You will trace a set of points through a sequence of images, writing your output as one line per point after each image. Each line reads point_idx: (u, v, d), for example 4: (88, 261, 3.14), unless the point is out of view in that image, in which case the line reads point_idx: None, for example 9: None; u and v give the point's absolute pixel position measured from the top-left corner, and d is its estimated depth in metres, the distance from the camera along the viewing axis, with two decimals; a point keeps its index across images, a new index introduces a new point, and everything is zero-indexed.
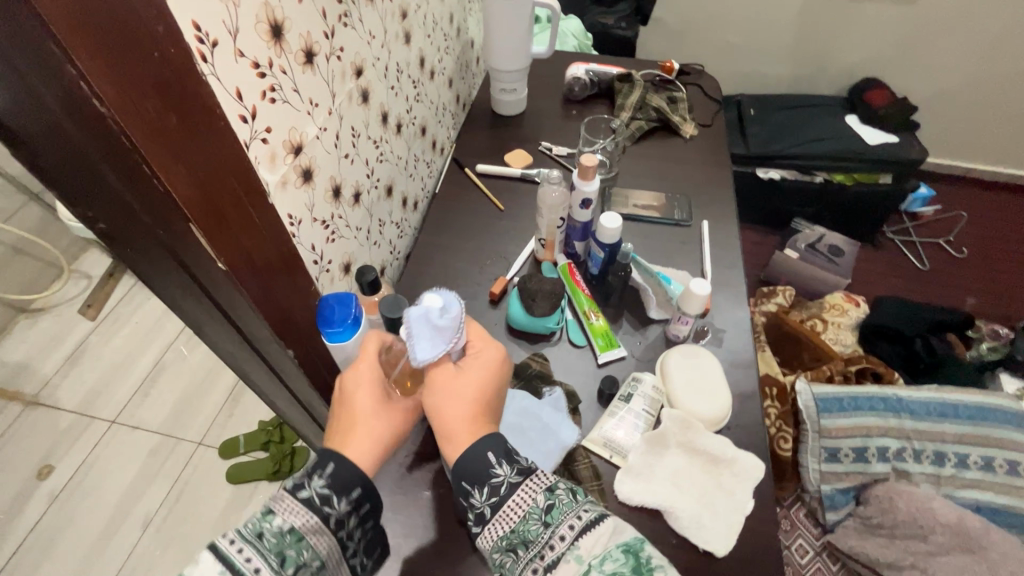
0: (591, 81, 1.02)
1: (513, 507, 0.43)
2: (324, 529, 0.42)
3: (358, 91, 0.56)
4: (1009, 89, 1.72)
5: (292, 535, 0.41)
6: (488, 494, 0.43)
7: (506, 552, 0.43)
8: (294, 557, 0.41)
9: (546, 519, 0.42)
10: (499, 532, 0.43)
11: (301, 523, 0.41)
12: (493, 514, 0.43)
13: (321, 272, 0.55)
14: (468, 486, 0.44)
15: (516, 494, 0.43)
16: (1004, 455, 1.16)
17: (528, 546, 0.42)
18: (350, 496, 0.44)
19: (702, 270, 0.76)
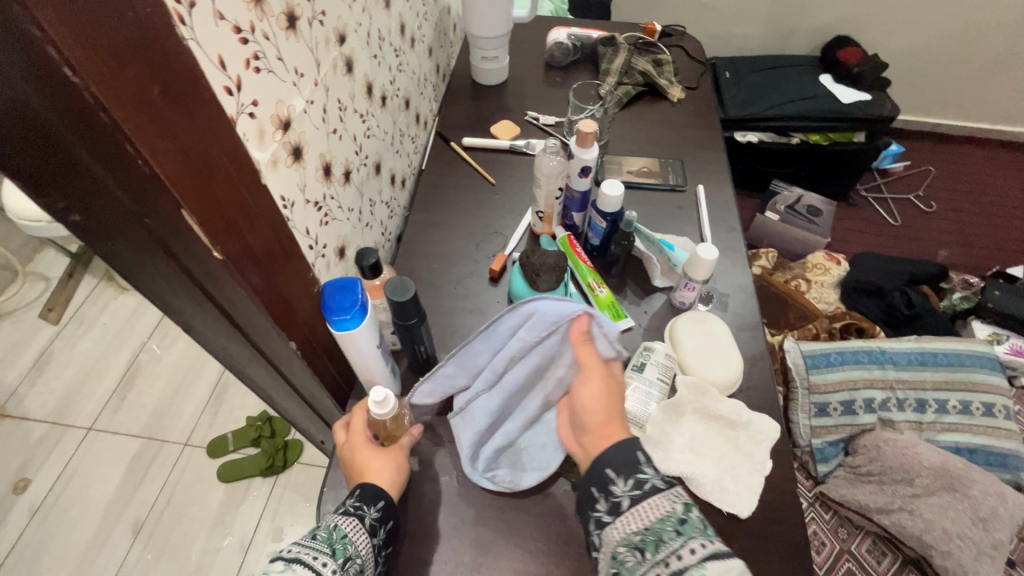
0: (574, 46, 0.98)
1: (651, 506, 0.43)
2: (363, 530, 0.46)
3: (342, 60, 0.52)
4: (973, 44, 1.75)
5: (337, 530, 0.45)
6: (631, 485, 0.45)
7: (631, 550, 0.42)
8: (342, 548, 0.44)
9: (681, 530, 0.41)
10: (630, 526, 0.43)
11: (345, 523, 0.46)
12: (630, 507, 0.44)
13: (317, 257, 0.52)
14: (611, 474, 0.46)
15: (658, 496, 0.44)
16: (980, 398, 1.22)
17: (657, 548, 0.41)
18: (377, 504, 0.48)
19: (701, 235, 0.75)
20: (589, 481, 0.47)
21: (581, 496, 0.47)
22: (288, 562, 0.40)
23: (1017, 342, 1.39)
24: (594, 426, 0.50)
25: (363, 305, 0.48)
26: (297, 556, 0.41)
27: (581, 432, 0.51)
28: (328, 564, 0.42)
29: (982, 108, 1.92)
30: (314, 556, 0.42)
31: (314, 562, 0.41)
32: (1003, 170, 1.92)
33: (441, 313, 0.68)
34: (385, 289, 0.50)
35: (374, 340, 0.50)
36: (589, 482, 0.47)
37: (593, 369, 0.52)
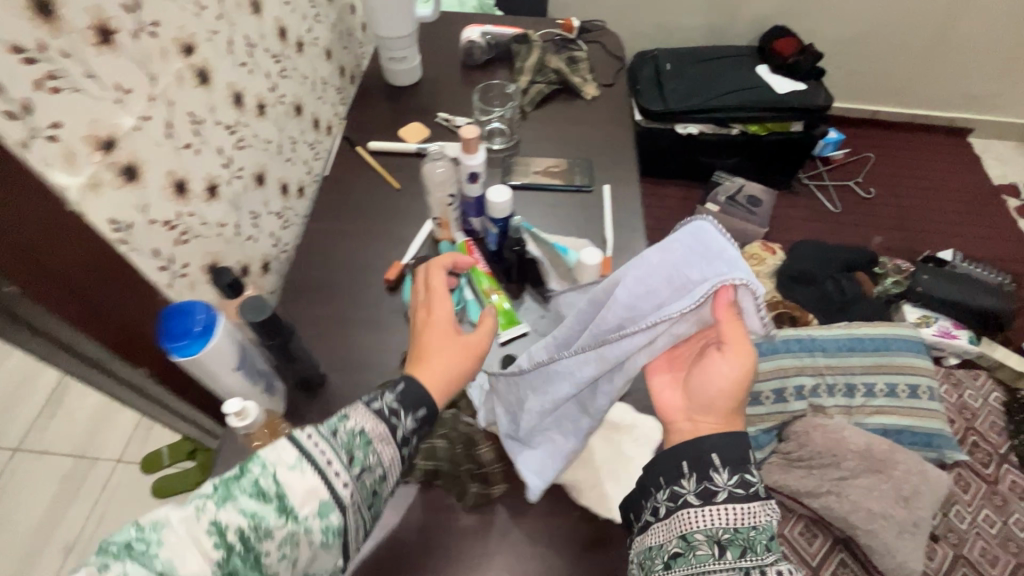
0: (488, 45, 0.97)
1: (746, 512, 0.44)
2: (390, 438, 0.45)
3: (191, 71, 0.49)
4: (907, 32, 1.78)
5: (361, 436, 0.43)
6: (735, 482, 0.45)
7: (715, 543, 0.44)
8: (362, 458, 0.43)
9: (771, 546, 0.43)
10: (722, 521, 0.44)
11: (371, 429, 0.44)
12: (727, 501, 0.45)
13: (174, 278, 0.50)
14: (718, 462, 0.46)
15: (756, 504, 0.45)
16: (907, 380, 1.25)
17: (746, 554, 0.43)
18: (417, 414, 0.47)
19: (603, 236, 0.75)
20: (684, 454, 0.47)
21: (668, 462, 0.48)
22: (300, 460, 0.39)
23: (944, 323, 1.45)
24: (718, 408, 0.48)
25: (205, 325, 0.44)
26: (312, 453, 0.40)
27: (697, 409, 0.49)
28: (341, 473, 0.41)
29: (920, 95, 1.96)
30: (329, 460, 0.41)
31: (326, 468, 0.40)
32: (940, 155, 1.97)
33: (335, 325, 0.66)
34: (240, 310, 0.48)
35: (231, 358, 0.47)
36: (687, 454, 0.47)
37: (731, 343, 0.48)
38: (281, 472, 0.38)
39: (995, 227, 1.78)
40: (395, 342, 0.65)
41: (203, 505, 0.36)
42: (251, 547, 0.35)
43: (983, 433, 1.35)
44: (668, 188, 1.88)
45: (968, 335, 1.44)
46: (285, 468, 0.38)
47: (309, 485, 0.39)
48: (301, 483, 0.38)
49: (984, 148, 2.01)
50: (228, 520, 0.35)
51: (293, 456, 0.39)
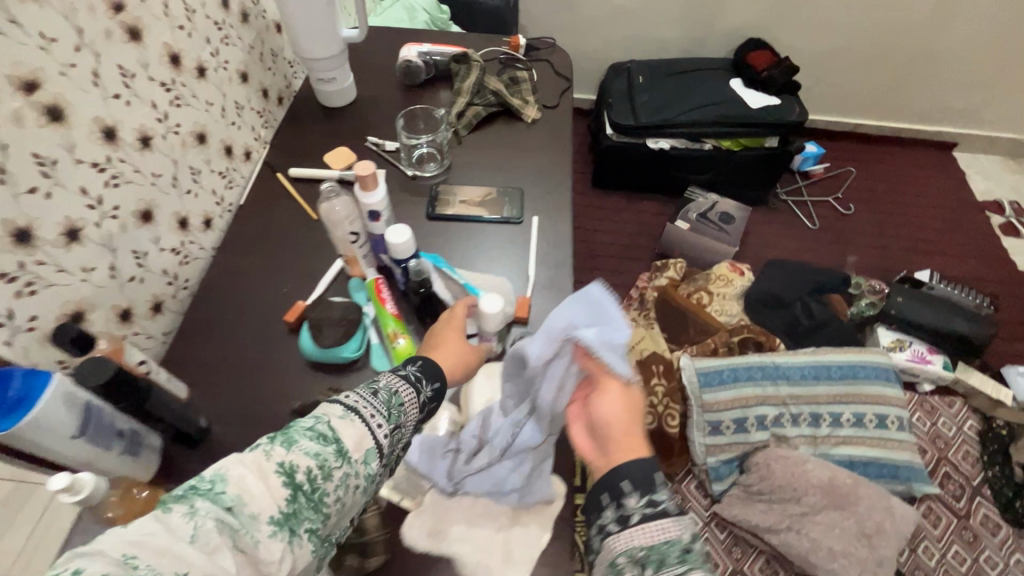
0: (426, 64, 0.93)
1: (658, 527, 0.41)
2: (418, 400, 0.48)
3: (35, 108, 0.46)
4: (886, 44, 1.73)
5: (396, 398, 0.46)
6: (645, 503, 0.42)
7: (633, 564, 0.40)
8: (398, 414, 0.45)
9: (685, 557, 0.39)
10: (636, 541, 0.41)
11: (404, 393, 0.47)
12: (639, 521, 0.42)
13: (17, 333, 0.45)
14: (626, 486, 0.43)
15: (667, 520, 0.41)
16: (875, 410, 1.20)
17: (659, 569, 0.39)
18: (433, 387, 0.50)
19: (526, 272, 0.71)
20: (604, 485, 0.44)
21: (595, 493, 0.45)
22: (348, 412, 0.42)
23: (918, 347, 1.40)
24: (620, 436, 0.47)
25: (21, 392, 0.41)
26: (356, 407, 0.43)
27: (605, 441, 0.47)
28: (381, 425, 0.44)
29: (902, 108, 1.91)
30: (370, 413, 0.43)
31: (368, 421, 0.43)
32: (923, 169, 1.92)
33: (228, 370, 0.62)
34: (80, 371, 0.44)
35: (67, 426, 0.43)
36: (608, 482, 0.44)
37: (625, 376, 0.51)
38: (333, 422, 0.41)
39: (976, 245, 1.73)
40: (290, 390, 0.60)
41: (271, 448, 0.37)
42: (313, 487, 0.38)
43: (955, 463, 1.30)
44: (642, 203, 1.83)
45: (944, 360, 1.38)
46: (337, 419, 0.41)
47: (356, 434, 0.41)
48: (350, 432, 0.41)
49: (968, 162, 1.96)
50: (295, 462, 0.37)
51: (339, 410, 0.42)
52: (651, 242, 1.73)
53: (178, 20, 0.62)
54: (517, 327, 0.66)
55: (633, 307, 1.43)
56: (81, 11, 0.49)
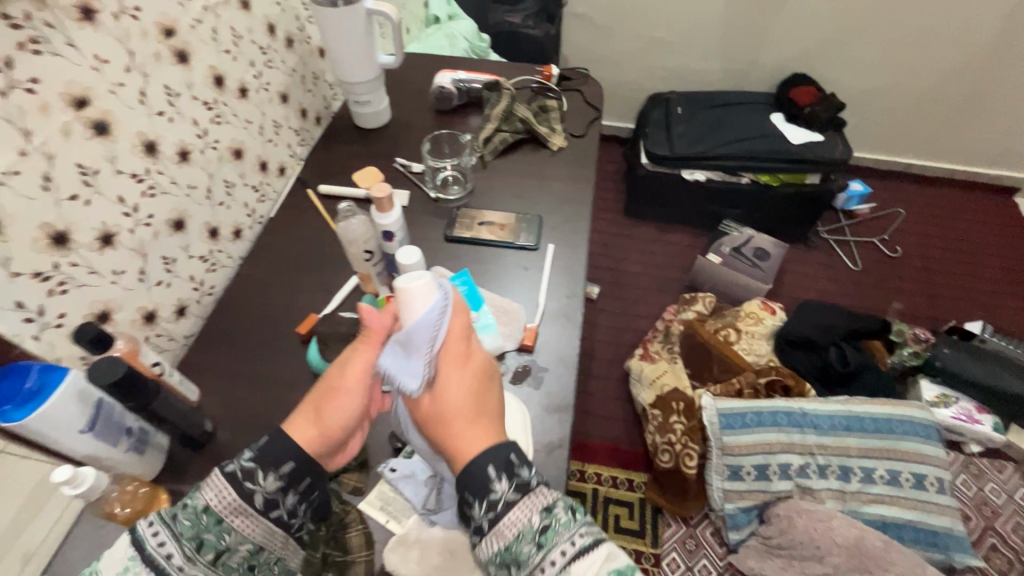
0: (459, 90, 0.95)
1: (508, 524, 0.39)
2: (248, 509, 0.41)
3: (84, 124, 0.49)
4: (943, 84, 1.66)
5: (209, 516, 0.40)
6: (485, 508, 0.39)
7: (501, 567, 0.39)
8: (212, 541, 0.40)
9: (540, 541, 0.38)
10: (494, 548, 0.39)
11: (219, 505, 0.41)
12: (490, 529, 0.39)
13: (45, 328, 0.49)
14: (466, 498, 0.40)
15: (513, 511, 0.39)
16: (911, 469, 1.12)
17: (520, 568, 0.38)
18: (279, 471, 0.41)
19: (537, 299, 0.71)
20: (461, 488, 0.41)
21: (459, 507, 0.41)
22: (132, 560, 0.39)
23: (965, 405, 1.30)
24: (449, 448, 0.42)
25: (40, 383, 0.44)
26: (146, 550, 0.39)
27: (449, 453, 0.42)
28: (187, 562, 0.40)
29: (958, 150, 1.82)
30: (170, 552, 0.39)
31: (164, 562, 0.39)
32: (980, 214, 1.81)
33: (241, 377, 0.64)
34: (93, 368, 0.47)
35: (74, 420, 0.45)
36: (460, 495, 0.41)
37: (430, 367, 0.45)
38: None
39: None
40: (295, 401, 0.62)
41: None
42: None
43: (1003, 535, 1.20)
44: (674, 234, 1.80)
45: (994, 422, 1.28)
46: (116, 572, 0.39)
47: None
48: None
49: None
50: None
51: (126, 557, 0.39)
52: (680, 275, 1.69)
53: (225, 45, 0.67)
54: (521, 355, 0.65)
55: (658, 339, 1.41)
56: (134, 36, 0.54)
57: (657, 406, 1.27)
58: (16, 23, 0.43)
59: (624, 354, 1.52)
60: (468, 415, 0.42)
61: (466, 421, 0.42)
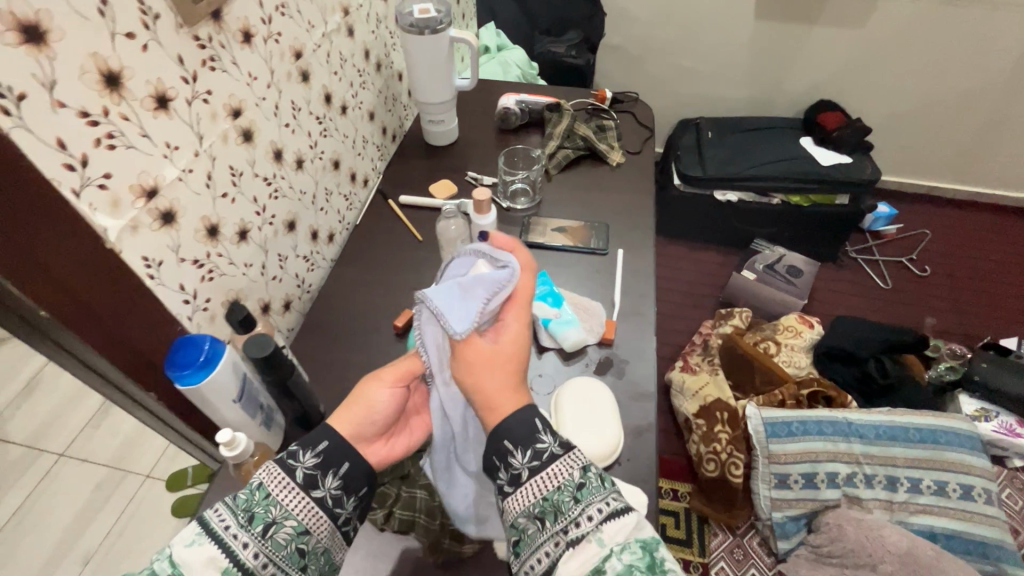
0: (522, 111, 1.03)
1: (550, 475, 0.43)
2: (291, 484, 0.42)
3: (236, 131, 0.56)
4: (966, 111, 1.72)
5: (260, 491, 0.42)
6: (530, 456, 0.43)
7: (531, 518, 0.42)
8: (261, 514, 0.41)
9: (578, 496, 0.42)
10: (531, 498, 0.43)
11: (268, 481, 0.42)
12: (531, 477, 0.43)
13: (196, 310, 0.54)
14: (509, 445, 0.43)
15: (556, 464, 0.43)
16: (958, 479, 1.13)
17: (557, 518, 0.41)
18: (316, 449, 0.43)
19: (612, 298, 0.76)
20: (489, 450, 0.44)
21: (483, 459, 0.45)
22: (198, 533, 0.39)
23: (1006, 419, 1.30)
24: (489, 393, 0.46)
25: (209, 356, 0.48)
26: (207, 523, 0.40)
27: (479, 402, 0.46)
28: (241, 537, 0.40)
29: (981, 174, 1.87)
30: (228, 525, 0.40)
31: (222, 534, 0.40)
32: (1006, 235, 1.84)
33: (342, 367, 0.69)
34: (246, 345, 0.52)
35: (229, 390, 0.50)
36: (489, 450, 0.44)
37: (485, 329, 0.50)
38: (177, 550, 0.39)
39: None
40: None
41: None
42: None
43: None
44: (706, 252, 1.85)
45: None
46: (182, 545, 0.39)
47: (205, 557, 0.38)
48: (198, 555, 0.38)
49: None
50: None
51: (192, 530, 0.40)
52: (713, 292, 1.73)
53: (335, 67, 0.74)
54: (601, 348, 0.70)
55: (696, 354, 1.45)
56: (275, 57, 0.61)
57: (700, 416, 1.28)
58: (202, 44, 0.50)
59: (662, 367, 1.55)
60: (504, 379, 0.46)
61: (498, 387, 0.46)
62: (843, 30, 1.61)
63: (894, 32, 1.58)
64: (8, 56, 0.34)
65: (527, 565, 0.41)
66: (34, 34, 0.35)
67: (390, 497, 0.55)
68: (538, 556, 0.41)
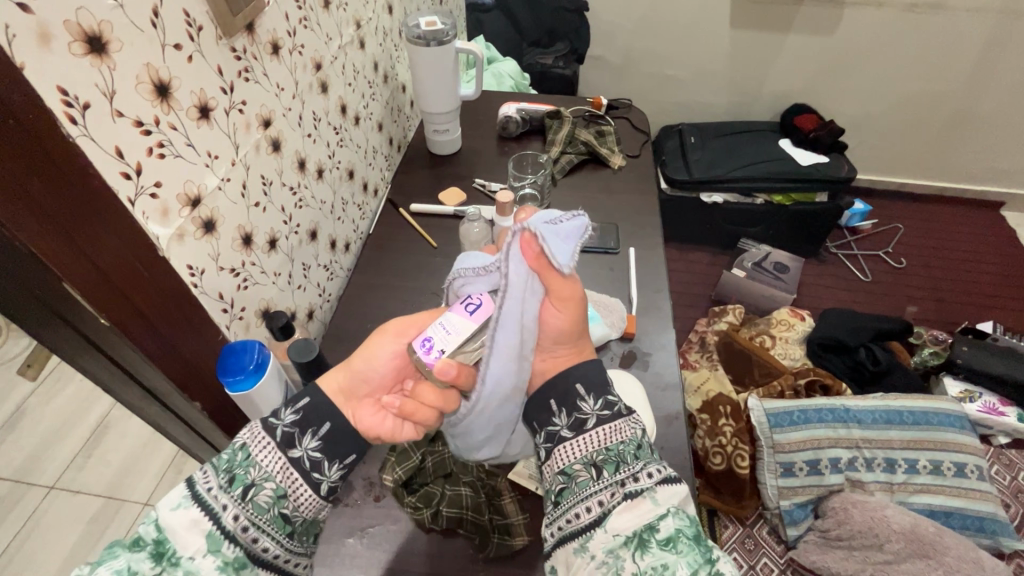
0: (523, 119, 1.05)
1: (616, 428, 0.44)
2: (272, 447, 0.42)
3: (267, 141, 0.57)
4: (931, 109, 1.81)
5: (242, 453, 0.41)
6: (602, 405, 0.45)
7: (586, 467, 0.43)
8: (242, 475, 0.40)
9: (638, 455, 0.43)
10: (591, 446, 0.43)
11: (253, 443, 0.42)
12: (595, 425, 0.44)
13: (233, 320, 0.55)
14: (583, 390, 0.46)
15: (621, 420, 0.44)
16: (952, 458, 1.17)
17: (616, 469, 0.42)
18: (297, 410, 0.43)
19: (629, 295, 0.78)
20: (551, 392, 0.47)
21: (536, 407, 0.47)
22: (184, 497, 0.39)
23: (989, 399, 1.36)
24: (564, 346, 0.48)
25: (258, 363, 0.50)
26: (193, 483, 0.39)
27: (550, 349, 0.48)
28: (222, 500, 0.39)
29: (946, 169, 1.97)
30: (210, 486, 0.39)
31: (206, 496, 0.39)
32: (972, 227, 1.95)
33: None
34: (289, 350, 0.55)
35: (275, 396, 0.52)
36: (551, 394, 0.47)
37: (568, 296, 0.48)
38: (163, 514, 0.38)
39: None
40: None
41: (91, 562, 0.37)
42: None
43: None
44: (695, 254, 1.90)
45: (1017, 413, 1.34)
46: (168, 508, 0.38)
47: (190, 524, 0.38)
48: (181, 516, 0.38)
49: (1019, 221, 1.97)
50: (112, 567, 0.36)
51: (178, 494, 0.39)
52: (705, 291, 1.78)
53: (349, 79, 0.75)
54: (623, 342, 0.72)
55: (695, 350, 1.47)
56: (299, 68, 0.62)
57: (704, 411, 1.27)
58: (238, 55, 0.50)
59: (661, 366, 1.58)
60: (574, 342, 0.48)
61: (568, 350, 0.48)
62: (814, 36, 1.69)
63: (862, 36, 1.67)
64: (74, 66, 0.34)
65: (572, 512, 0.41)
66: (98, 44, 0.36)
67: (435, 497, 0.58)
68: (588, 504, 0.41)
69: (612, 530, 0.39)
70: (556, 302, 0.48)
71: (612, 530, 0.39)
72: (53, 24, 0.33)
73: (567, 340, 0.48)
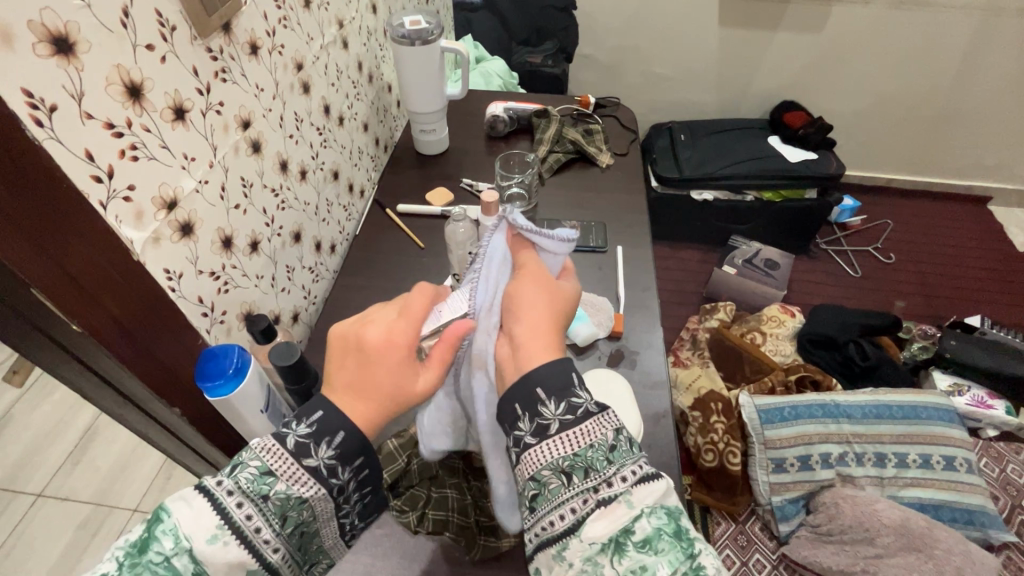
0: (510, 118, 1.05)
1: (583, 432, 0.41)
2: (307, 477, 0.40)
3: (246, 142, 0.56)
4: (918, 104, 1.82)
5: (274, 482, 0.39)
6: (563, 409, 0.42)
7: (555, 473, 0.41)
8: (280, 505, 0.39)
9: (611, 457, 0.41)
10: (559, 453, 0.41)
11: (282, 471, 0.39)
12: (558, 431, 0.41)
13: (214, 324, 0.54)
14: (542, 395, 0.42)
15: (589, 422, 0.42)
16: (941, 451, 1.17)
17: (586, 475, 0.40)
18: (333, 441, 0.40)
19: (616, 293, 0.78)
20: (515, 396, 0.43)
21: (504, 411, 0.44)
22: (220, 528, 0.36)
23: (977, 392, 1.38)
24: (527, 317, 0.47)
25: (238, 367, 0.50)
26: (227, 512, 0.37)
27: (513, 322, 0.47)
28: (263, 533, 0.38)
29: (935, 163, 1.98)
30: (249, 515, 0.38)
31: (245, 525, 0.37)
32: (960, 221, 1.96)
33: None
34: (270, 355, 0.54)
35: (257, 400, 0.52)
36: (515, 397, 0.43)
37: (538, 275, 0.50)
38: (198, 546, 0.36)
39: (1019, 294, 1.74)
40: None
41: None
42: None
43: None
44: (686, 251, 1.91)
45: (1005, 405, 1.36)
46: (203, 541, 0.36)
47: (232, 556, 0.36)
48: (223, 551, 0.36)
49: (1006, 216, 1.99)
50: None
51: (212, 525, 0.36)
52: (696, 288, 1.79)
53: (332, 79, 0.75)
54: (611, 341, 0.72)
55: (687, 348, 1.49)
56: (279, 68, 0.61)
57: (696, 408, 1.28)
58: (214, 55, 0.50)
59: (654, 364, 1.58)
60: (544, 321, 0.47)
61: (539, 333, 0.46)
62: (801, 33, 1.70)
63: (848, 33, 1.68)
64: (40, 68, 0.34)
65: (547, 519, 0.40)
66: (64, 45, 0.35)
67: (421, 500, 0.57)
68: (561, 512, 0.39)
69: (588, 538, 0.38)
70: (529, 272, 0.51)
71: (588, 538, 0.38)
72: (16, 24, 0.32)
73: (533, 316, 0.47)
